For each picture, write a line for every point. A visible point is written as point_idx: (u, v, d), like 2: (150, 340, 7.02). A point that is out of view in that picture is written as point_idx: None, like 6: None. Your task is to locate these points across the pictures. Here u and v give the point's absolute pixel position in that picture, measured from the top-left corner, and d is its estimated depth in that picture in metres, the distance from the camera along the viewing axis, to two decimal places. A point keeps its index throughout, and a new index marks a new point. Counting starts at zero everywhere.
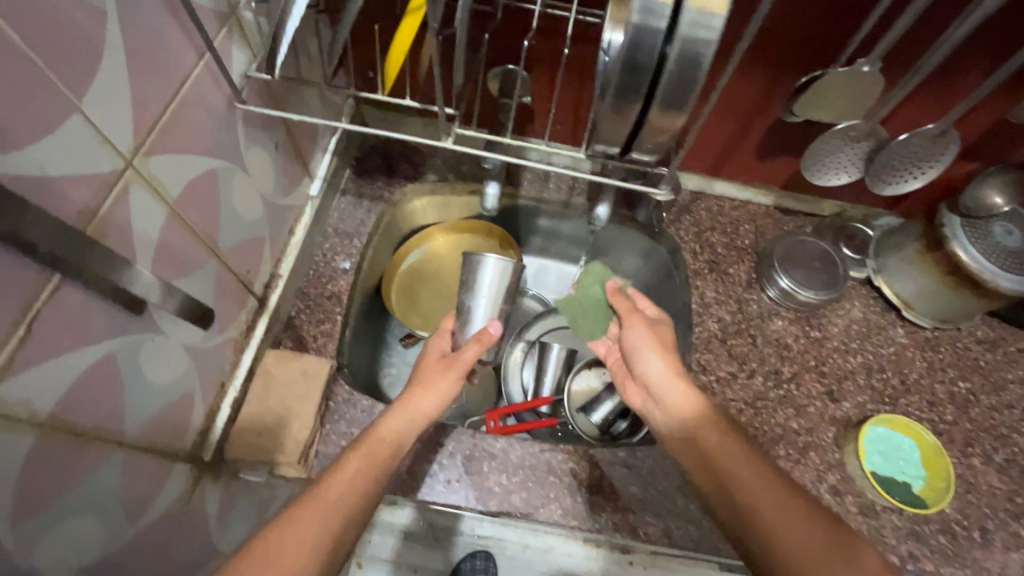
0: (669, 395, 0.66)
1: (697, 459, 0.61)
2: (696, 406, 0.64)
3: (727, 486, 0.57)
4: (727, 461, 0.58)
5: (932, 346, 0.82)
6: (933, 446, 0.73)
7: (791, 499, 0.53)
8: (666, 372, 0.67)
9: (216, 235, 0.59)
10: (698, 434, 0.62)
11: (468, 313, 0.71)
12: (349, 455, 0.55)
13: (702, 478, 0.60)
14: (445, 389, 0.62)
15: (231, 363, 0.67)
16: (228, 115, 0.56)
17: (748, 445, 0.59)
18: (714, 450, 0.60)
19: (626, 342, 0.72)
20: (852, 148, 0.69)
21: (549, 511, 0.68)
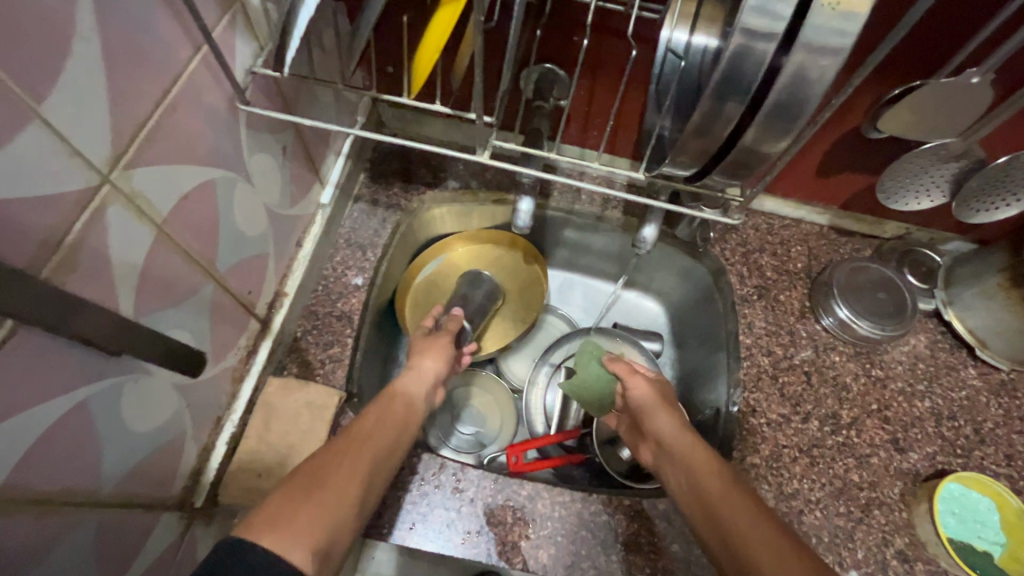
0: (675, 448, 0.60)
1: (701, 514, 0.53)
2: (702, 456, 0.57)
3: (729, 539, 0.49)
4: (726, 509, 0.51)
5: (1008, 391, 0.73)
6: (1017, 511, 0.63)
7: (795, 553, 0.44)
8: (673, 427, 0.63)
9: (212, 255, 0.51)
10: (701, 484, 0.54)
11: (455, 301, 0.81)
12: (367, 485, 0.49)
13: (709, 535, 0.51)
14: (443, 350, 0.67)
15: (228, 394, 0.60)
16: (230, 118, 0.49)
17: (754, 495, 0.52)
18: (717, 498, 0.52)
19: (633, 400, 0.69)
20: (938, 169, 0.61)
21: (580, 570, 0.60)
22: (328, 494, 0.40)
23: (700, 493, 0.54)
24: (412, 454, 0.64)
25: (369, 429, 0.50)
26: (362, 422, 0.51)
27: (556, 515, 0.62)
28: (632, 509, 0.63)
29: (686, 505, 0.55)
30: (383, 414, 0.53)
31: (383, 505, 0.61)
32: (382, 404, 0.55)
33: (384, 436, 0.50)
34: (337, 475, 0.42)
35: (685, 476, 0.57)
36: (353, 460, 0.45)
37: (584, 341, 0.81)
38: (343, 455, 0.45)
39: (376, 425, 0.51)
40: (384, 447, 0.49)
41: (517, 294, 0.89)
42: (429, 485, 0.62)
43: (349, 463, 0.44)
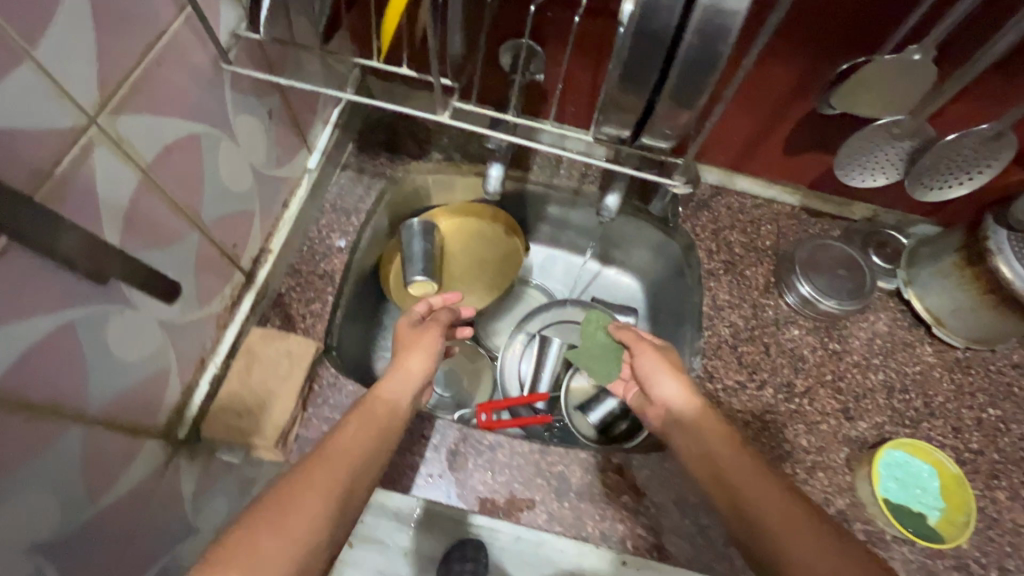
0: (685, 414, 0.64)
1: (712, 478, 0.58)
2: (711, 425, 0.61)
3: (740, 504, 0.54)
4: (736, 474, 0.56)
5: (962, 367, 0.76)
6: (956, 479, 0.67)
7: (804, 517, 0.50)
8: (683, 394, 0.65)
9: (198, 205, 0.55)
10: (713, 452, 0.59)
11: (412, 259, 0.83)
12: (348, 422, 0.55)
13: (720, 499, 0.56)
14: (427, 347, 0.66)
15: (213, 338, 0.65)
16: (216, 77, 0.53)
17: (762, 462, 0.56)
18: (724, 461, 0.58)
19: (640, 367, 0.70)
20: (892, 147, 0.63)
21: (533, 514, 0.65)
22: (282, 513, 0.43)
23: (710, 459, 0.58)
24: None
25: (348, 444, 0.52)
26: (338, 436, 0.53)
27: (514, 464, 0.67)
28: (588, 462, 0.67)
29: (695, 470, 0.60)
30: (362, 426, 0.55)
31: None
32: (358, 414, 0.56)
33: (349, 449, 0.51)
34: (296, 503, 0.44)
35: (693, 441, 0.61)
36: (310, 484, 0.46)
37: (592, 311, 0.87)
38: (306, 474, 0.47)
39: (361, 429, 0.54)
40: (355, 455, 0.51)
41: (493, 263, 0.93)
42: None
43: (317, 484, 0.46)
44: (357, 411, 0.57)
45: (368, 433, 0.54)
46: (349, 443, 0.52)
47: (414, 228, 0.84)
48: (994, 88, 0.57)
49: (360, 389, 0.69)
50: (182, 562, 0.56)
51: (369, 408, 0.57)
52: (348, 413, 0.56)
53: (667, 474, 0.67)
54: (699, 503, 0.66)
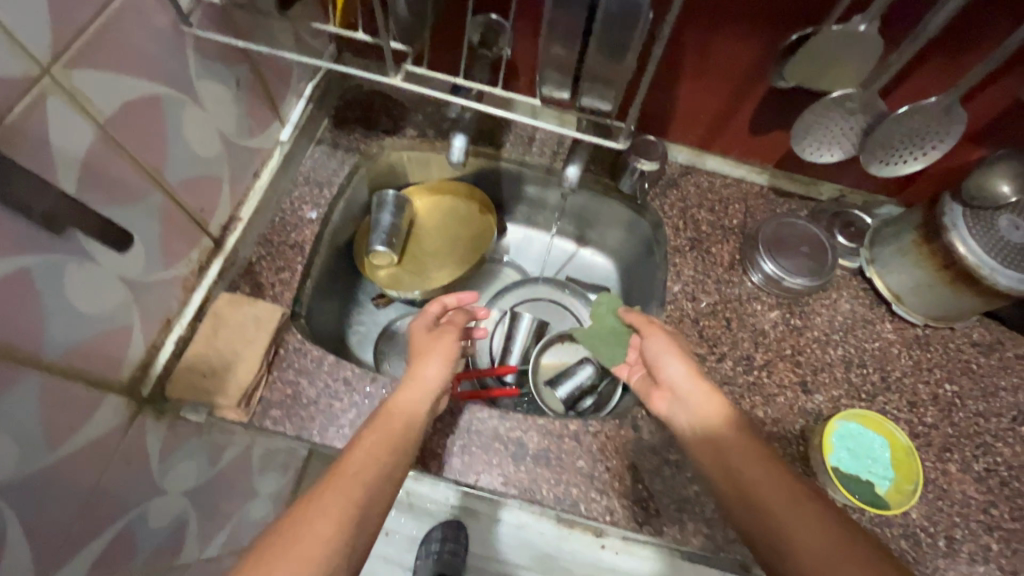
0: (691, 398, 0.65)
1: (716, 463, 0.60)
2: (716, 409, 0.63)
3: (742, 489, 0.56)
4: (740, 458, 0.58)
5: (921, 344, 0.77)
6: (906, 448, 0.68)
7: (806, 501, 0.52)
8: (690, 377, 0.66)
9: (162, 166, 0.56)
10: (717, 435, 0.61)
11: (377, 227, 0.87)
12: (365, 434, 0.56)
13: (722, 484, 0.58)
14: (442, 353, 0.69)
15: (180, 301, 0.66)
16: (177, 39, 0.54)
17: (768, 447, 0.58)
18: (728, 445, 0.60)
19: (648, 350, 0.71)
20: (847, 122, 0.63)
21: (490, 476, 0.66)
22: (295, 532, 0.44)
23: (716, 444, 0.60)
24: (349, 368, 0.70)
25: (363, 461, 0.52)
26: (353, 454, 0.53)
27: (473, 429, 0.68)
28: (545, 429, 0.69)
29: (700, 456, 0.62)
30: (380, 441, 0.56)
31: (316, 409, 0.68)
32: (375, 429, 0.57)
33: (358, 465, 0.52)
34: (309, 525, 0.44)
35: (699, 423, 0.63)
36: (324, 508, 0.46)
37: (603, 292, 0.84)
38: (318, 496, 0.47)
39: (377, 444, 0.55)
40: (368, 470, 0.52)
41: (466, 239, 0.94)
42: (360, 395, 0.69)
43: (327, 503, 0.47)
44: (372, 426, 0.58)
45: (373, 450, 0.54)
46: (358, 460, 0.52)
47: (385, 199, 0.88)
48: (940, 62, 0.59)
49: (325, 354, 0.71)
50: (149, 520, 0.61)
51: (387, 419, 0.59)
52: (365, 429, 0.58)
53: (622, 440, 0.69)
54: (654, 469, 0.68)
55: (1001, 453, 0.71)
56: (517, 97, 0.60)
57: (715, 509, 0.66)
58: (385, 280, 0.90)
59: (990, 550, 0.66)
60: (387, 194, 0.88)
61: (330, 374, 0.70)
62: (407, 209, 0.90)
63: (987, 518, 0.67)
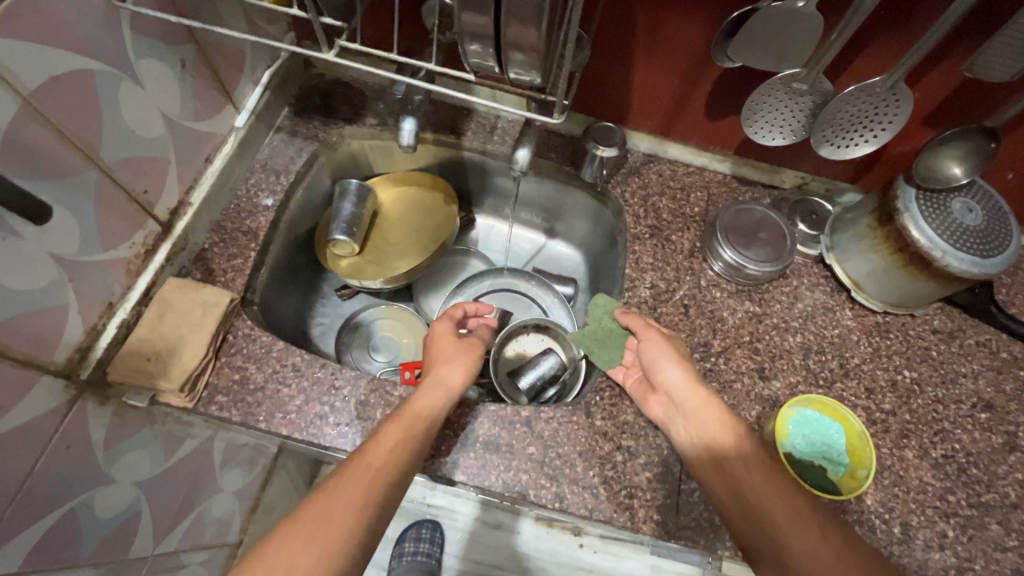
0: (687, 403, 0.65)
1: (713, 468, 0.61)
2: (715, 413, 0.63)
3: (744, 495, 0.57)
4: (741, 464, 0.59)
5: (881, 331, 0.77)
6: (860, 434, 0.67)
7: (808, 509, 0.55)
8: (687, 381, 0.66)
9: (95, 142, 0.56)
10: (716, 441, 0.61)
11: (339, 216, 0.85)
12: (388, 427, 0.59)
13: (719, 488, 0.60)
14: (467, 364, 0.70)
15: (123, 285, 0.66)
16: (110, 15, 0.54)
17: (764, 452, 0.60)
18: (728, 451, 0.61)
19: (644, 353, 0.70)
20: (795, 103, 0.64)
21: (438, 464, 0.65)
22: (310, 528, 0.48)
23: (712, 448, 0.61)
24: (298, 354, 0.69)
25: (382, 457, 0.55)
26: (372, 444, 0.57)
27: None
28: (497, 415, 0.68)
29: (694, 461, 0.63)
30: (403, 437, 0.58)
31: (263, 395, 0.67)
32: (395, 420, 0.60)
33: (376, 460, 0.55)
34: (329, 512, 0.50)
35: (696, 429, 0.63)
36: (342, 501, 0.51)
37: (599, 293, 0.79)
38: (340, 492, 0.52)
39: (399, 442, 0.57)
40: (383, 466, 0.55)
41: (429, 230, 0.92)
42: (308, 381, 0.68)
43: (340, 503, 0.51)
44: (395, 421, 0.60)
45: (390, 443, 0.57)
46: (377, 455, 0.55)
47: (349, 188, 0.86)
48: (885, 39, 0.59)
49: (274, 340, 0.70)
50: None
51: (412, 420, 0.60)
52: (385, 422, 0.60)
53: (575, 427, 0.68)
54: (608, 455, 0.67)
55: (959, 440, 0.70)
56: (455, 72, 0.57)
57: (667, 496, 0.65)
58: (346, 270, 0.89)
59: (946, 537, 0.65)
60: (351, 184, 0.87)
61: (278, 360, 0.69)
62: (371, 199, 0.89)
63: (944, 505, 0.66)
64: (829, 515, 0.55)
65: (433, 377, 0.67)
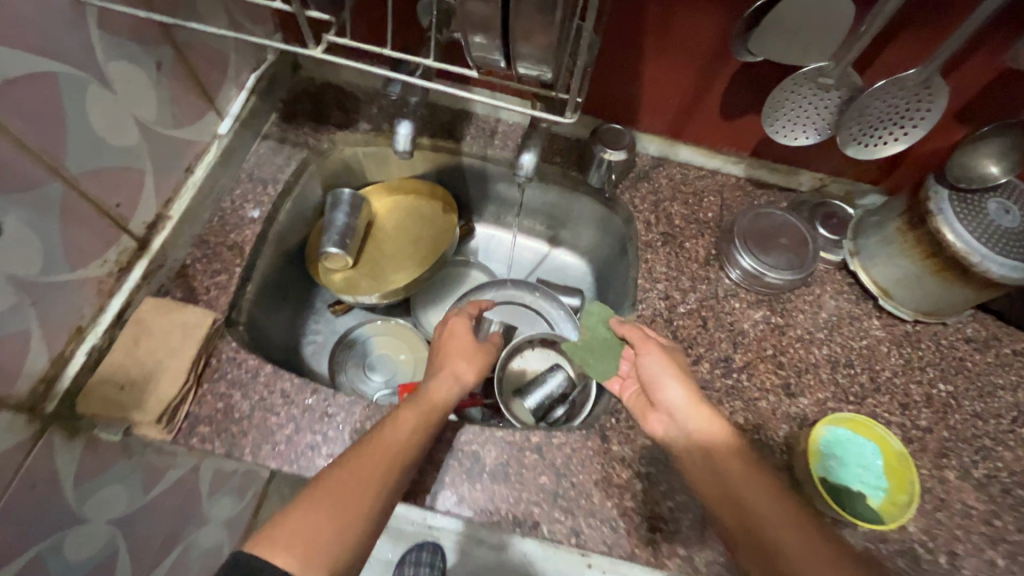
0: (692, 425, 0.59)
1: (721, 499, 0.54)
2: (721, 436, 0.58)
3: (753, 527, 0.51)
4: (749, 495, 0.53)
5: (911, 342, 0.72)
6: (898, 454, 0.61)
7: (821, 547, 0.48)
8: (690, 401, 0.60)
9: (59, 152, 0.51)
10: (722, 468, 0.56)
11: (331, 228, 0.80)
12: (406, 409, 0.59)
13: (728, 520, 0.53)
14: (481, 364, 0.69)
15: (94, 307, 0.60)
16: (75, 14, 0.49)
17: (774, 479, 0.54)
18: (735, 479, 0.54)
19: (643, 369, 0.64)
20: (820, 98, 0.59)
21: (441, 497, 0.60)
22: (331, 506, 0.48)
23: (718, 474, 0.55)
24: (287, 379, 0.64)
25: (400, 439, 0.56)
26: (388, 423, 0.57)
27: None
28: (504, 441, 0.62)
29: (704, 491, 0.56)
30: (419, 422, 0.58)
31: (249, 425, 0.61)
32: (411, 404, 0.60)
33: (393, 443, 0.55)
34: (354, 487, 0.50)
35: (701, 454, 0.57)
36: (364, 478, 0.51)
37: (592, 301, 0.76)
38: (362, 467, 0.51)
39: (415, 424, 0.58)
40: (398, 449, 0.55)
41: (427, 240, 0.87)
42: (299, 408, 0.62)
43: (360, 478, 0.51)
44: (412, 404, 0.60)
45: (407, 426, 0.57)
46: (394, 437, 0.56)
47: (342, 199, 0.81)
48: (919, 28, 0.55)
49: (261, 364, 0.64)
50: (65, 552, 0.58)
51: (430, 407, 0.60)
52: (401, 405, 0.60)
53: (590, 453, 0.63)
54: (626, 482, 0.61)
55: (1002, 458, 0.65)
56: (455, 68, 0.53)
57: (692, 527, 0.60)
58: (339, 286, 0.83)
59: (995, 567, 0.60)
60: (344, 193, 0.82)
61: (266, 385, 0.63)
62: (365, 209, 0.84)
63: (991, 531, 0.61)
64: (844, 550, 0.48)
65: (449, 370, 0.66)
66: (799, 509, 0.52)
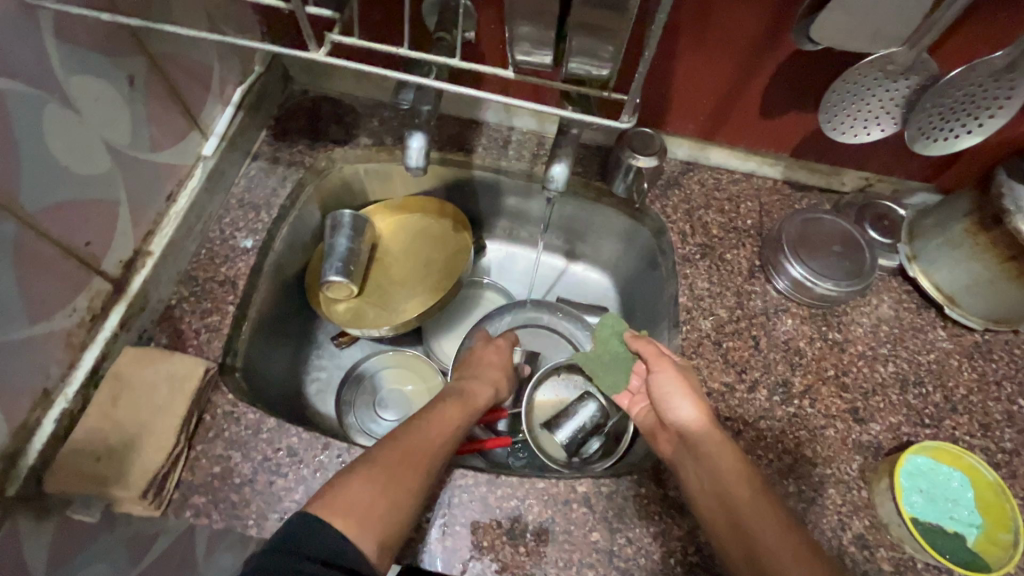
0: (703, 443, 0.54)
1: (725, 520, 0.50)
2: (731, 460, 0.52)
3: (759, 558, 0.46)
4: (757, 524, 0.48)
5: (983, 353, 0.65)
6: (994, 486, 0.55)
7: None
8: (701, 421, 0.56)
9: (10, 185, 0.43)
10: (729, 494, 0.50)
11: (331, 253, 0.72)
12: (447, 401, 0.60)
13: (731, 548, 0.49)
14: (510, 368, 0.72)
15: (62, 364, 0.52)
16: (23, 20, 0.42)
17: (782, 508, 0.50)
18: (744, 508, 0.49)
19: (654, 386, 0.60)
20: (888, 89, 0.54)
21: (481, 565, 0.52)
22: (383, 483, 0.47)
23: (726, 496, 0.50)
24: (293, 434, 0.55)
25: (446, 426, 0.56)
26: (434, 414, 0.56)
27: (457, 501, 0.54)
28: (547, 494, 0.55)
29: (704, 507, 0.52)
30: (460, 413, 0.59)
31: (252, 492, 0.53)
32: (455, 401, 0.60)
33: (438, 431, 0.54)
34: (404, 463, 0.49)
35: (707, 477, 0.52)
36: (413, 457, 0.50)
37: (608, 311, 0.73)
38: (411, 447, 0.50)
39: (456, 414, 0.59)
40: (443, 438, 0.54)
41: (438, 263, 0.80)
42: (308, 469, 0.54)
43: (411, 455, 0.50)
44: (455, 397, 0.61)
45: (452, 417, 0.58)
46: (441, 425, 0.56)
47: (342, 220, 0.73)
48: (999, 6, 0.48)
49: (263, 418, 0.56)
50: None
51: (469, 400, 0.62)
52: (446, 400, 0.61)
53: (645, 502, 0.55)
54: (687, 535, 0.54)
55: None
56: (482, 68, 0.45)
57: None
58: (344, 318, 0.76)
59: None
60: (344, 215, 0.73)
61: (269, 443, 0.55)
62: (368, 231, 0.76)
63: None
64: None
65: (488, 374, 0.68)
66: (807, 541, 0.47)
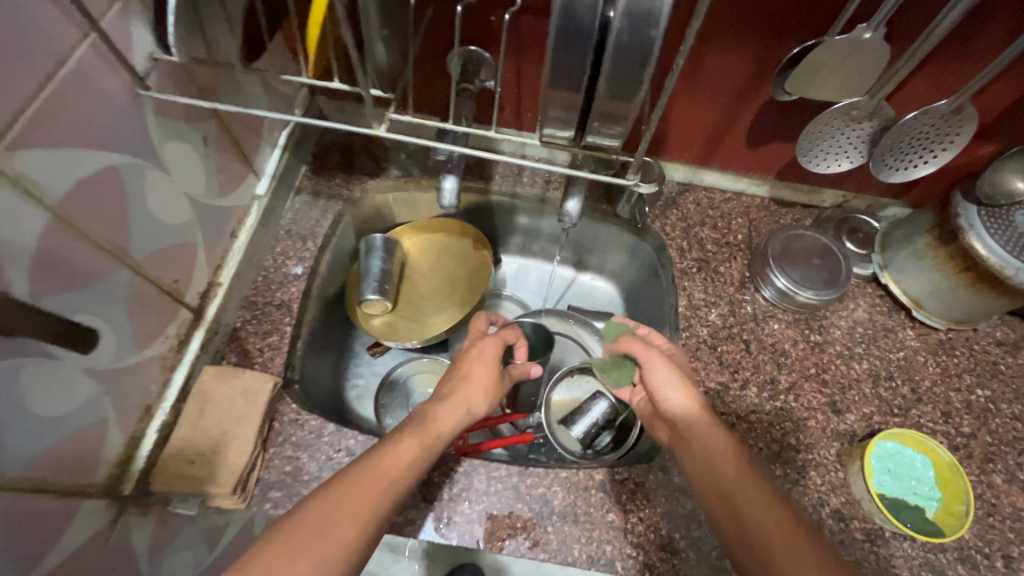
0: (693, 427, 0.62)
1: (714, 491, 0.57)
2: (717, 441, 0.60)
3: (742, 522, 0.53)
4: (743, 495, 0.55)
5: (946, 349, 0.74)
6: (950, 466, 0.65)
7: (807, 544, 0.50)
8: (690, 408, 0.64)
9: (123, 241, 0.52)
10: (717, 470, 0.57)
11: (368, 274, 0.81)
12: (404, 432, 0.56)
13: (722, 518, 0.55)
14: (486, 384, 0.66)
15: (159, 383, 0.61)
16: (133, 105, 0.50)
17: (767, 483, 0.56)
18: (731, 482, 0.56)
19: (648, 377, 0.67)
20: (854, 130, 0.64)
21: (515, 542, 0.61)
22: (309, 541, 0.44)
23: (716, 474, 0.57)
24: (351, 437, 0.65)
25: (397, 466, 0.52)
26: (385, 451, 0.53)
27: (493, 489, 0.63)
28: (569, 482, 0.64)
29: (698, 482, 0.59)
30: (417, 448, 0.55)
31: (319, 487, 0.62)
32: (415, 431, 0.57)
33: (389, 472, 0.51)
34: (337, 514, 0.46)
35: (699, 456, 0.60)
36: (354, 505, 0.47)
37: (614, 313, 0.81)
38: (350, 494, 0.48)
39: (411, 451, 0.54)
40: (394, 477, 0.51)
41: (462, 280, 0.89)
42: None
43: (346, 506, 0.47)
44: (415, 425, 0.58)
45: (442, 431, 0.59)
46: (391, 465, 0.52)
47: (376, 244, 0.82)
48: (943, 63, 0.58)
49: (324, 423, 0.65)
50: None
51: (429, 428, 0.58)
52: (405, 429, 0.57)
53: (653, 486, 0.64)
54: (689, 514, 0.63)
55: None
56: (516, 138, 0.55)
57: None
58: (380, 331, 0.85)
59: None
60: (378, 239, 0.82)
61: (331, 445, 0.64)
62: (400, 252, 0.85)
63: None
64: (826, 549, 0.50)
65: (459, 399, 0.63)
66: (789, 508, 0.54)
